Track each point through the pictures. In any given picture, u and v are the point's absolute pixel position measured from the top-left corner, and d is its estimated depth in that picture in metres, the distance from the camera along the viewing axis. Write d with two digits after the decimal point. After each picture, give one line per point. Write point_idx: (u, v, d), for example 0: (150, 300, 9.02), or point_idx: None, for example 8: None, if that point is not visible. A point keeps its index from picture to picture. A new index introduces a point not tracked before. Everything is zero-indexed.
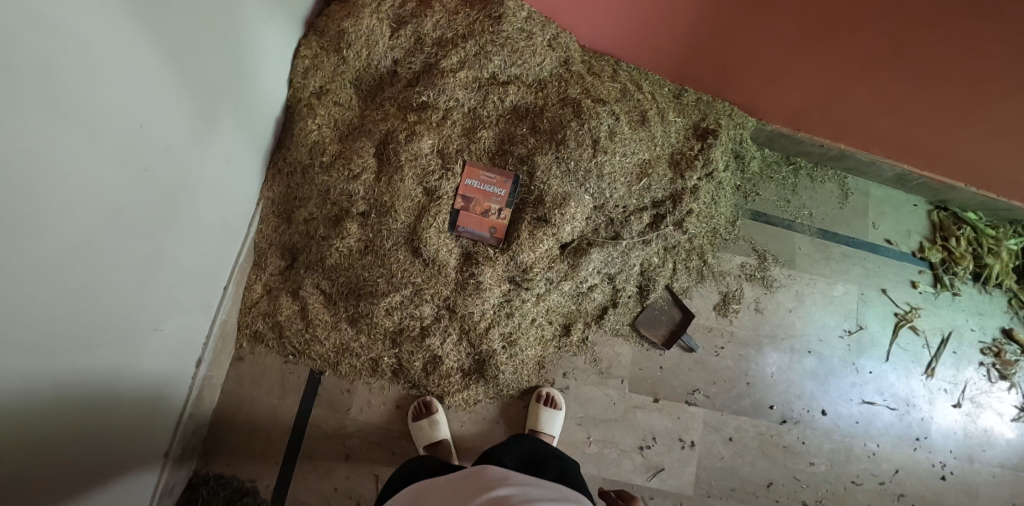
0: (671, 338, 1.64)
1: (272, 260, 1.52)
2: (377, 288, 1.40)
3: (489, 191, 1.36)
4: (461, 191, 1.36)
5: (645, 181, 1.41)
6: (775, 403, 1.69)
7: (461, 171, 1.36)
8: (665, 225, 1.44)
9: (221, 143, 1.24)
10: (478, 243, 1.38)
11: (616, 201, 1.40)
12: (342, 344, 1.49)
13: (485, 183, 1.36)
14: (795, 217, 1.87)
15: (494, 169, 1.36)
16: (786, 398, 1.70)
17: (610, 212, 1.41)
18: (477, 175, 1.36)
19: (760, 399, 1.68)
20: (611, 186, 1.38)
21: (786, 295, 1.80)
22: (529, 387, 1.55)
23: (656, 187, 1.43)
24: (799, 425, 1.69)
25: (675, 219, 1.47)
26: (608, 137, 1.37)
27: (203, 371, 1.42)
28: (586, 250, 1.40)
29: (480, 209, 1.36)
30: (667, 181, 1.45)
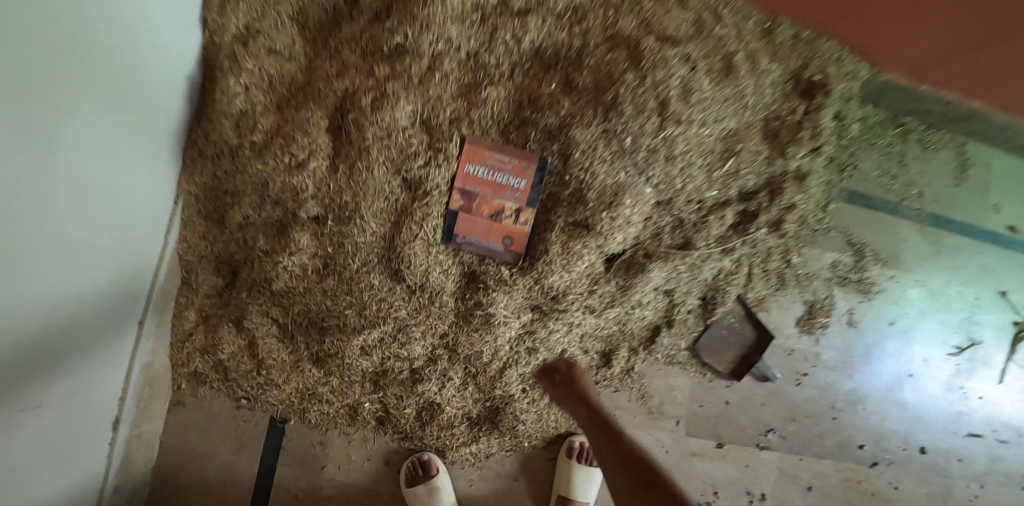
0: (743, 365, 1.24)
1: (205, 278, 1.11)
2: (346, 322, 1.00)
3: (502, 184, 0.91)
4: (459, 184, 0.91)
5: (732, 162, 0.96)
6: (866, 442, 1.37)
7: (458, 153, 0.90)
8: (757, 227, 1.00)
9: (92, 125, 0.79)
10: (487, 258, 0.96)
11: (689, 194, 0.95)
12: (307, 389, 1.11)
13: (496, 172, 0.90)
14: (902, 197, 1.42)
15: (508, 147, 0.90)
16: (878, 435, 1.38)
17: (680, 210, 0.95)
18: (484, 159, 0.90)
19: (848, 438, 1.36)
20: (683, 173, 0.92)
21: (885, 303, 1.40)
22: (558, 434, 1.18)
23: (747, 171, 0.97)
24: (892, 467, 1.39)
25: (770, 219, 1.03)
26: (681, 95, 0.90)
27: (124, 432, 1.08)
28: (643, 266, 0.97)
29: (489, 210, 0.92)
30: (762, 161, 0.99)
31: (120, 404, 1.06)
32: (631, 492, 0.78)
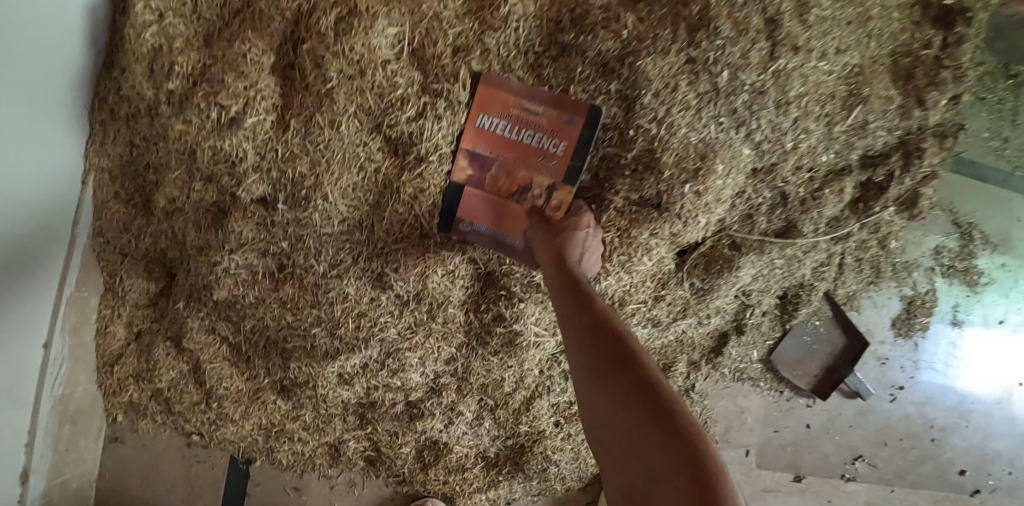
0: (829, 379, 0.98)
1: (131, 283, 0.84)
2: (315, 343, 0.74)
3: (529, 149, 0.64)
4: (469, 144, 0.64)
5: (860, 113, 0.66)
6: (968, 467, 1.11)
7: (469, 98, 0.62)
8: (885, 205, 0.74)
9: None
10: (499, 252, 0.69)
11: (796, 161, 0.66)
12: (270, 425, 0.85)
13: (522, 132, 0.63)
14: (1017, 167, 1.10)
15: (542, 91, 0.62)
16: (983, 456, 1.12)
17: (785, 183, 0.68)
18: (506, 111, 0.62)
19: (947, 461, 1.11)
20: (797, 129, 0.64)
21: (998, 296, 1.11)
22: (598, 473, 0.92)
23: (879, 125, 0.68)
24: (997, 495, 1.13)
25: (899, 195, 0.75)
26: (799, 9, 0.58)
27: (36, 482, 0.84)
28: (729, 261, 0.71)
29: (507, 187, 0.66)
30: (897, 111, 0.69)
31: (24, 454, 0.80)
32: (604, 400, 0.41)
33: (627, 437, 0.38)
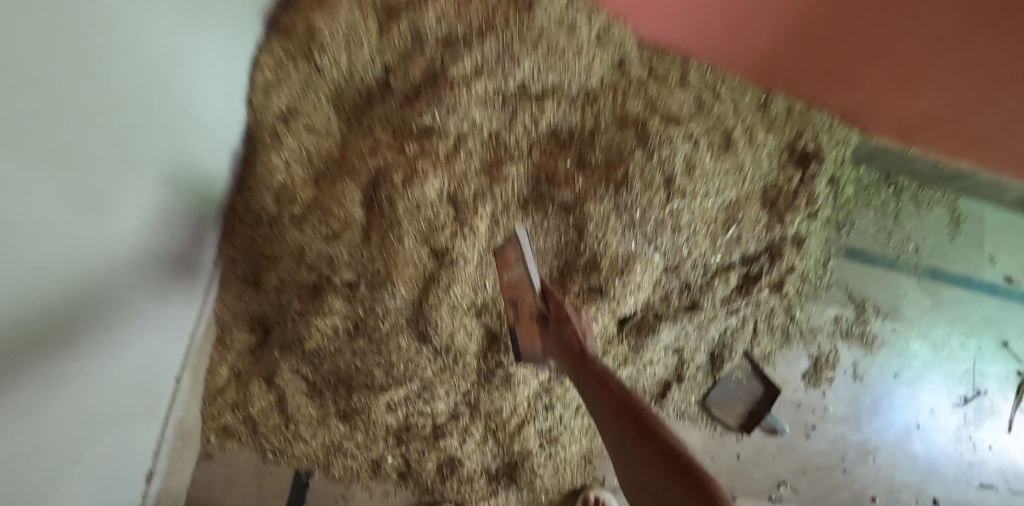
0: (751, 418, 1.28)
1: (238, 336, 1.17)
2: (372, 380, 1.06)
3: (521, 284, 0.88)
4: (507, 294, 0.92)
5: (733, 229, 1.03)
6: (879, 494, 1.35)
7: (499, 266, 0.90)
8: (760, 288, 1.07)
9: (171, 211, 0.89)
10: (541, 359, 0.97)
11: (696, 259, 1.02)
12: (331, 443, 1.16)
13: (515, 275, 0.88)
14: (900, 252, 1.48)
15: (500, 246, 0.89)
16: (893, 487, 1.37)
17: (686, 275, 1.03)
18: (508, 266, 0.89)
19: (861, 489, 1.35)
20: (689, 241, 1.01)
21: (891, 355, 1.42)
22: (572, 488, 1.20)
23: (748, 238, 1.05)
24: None
25: (772, 279, 1.10)
26: (685, 171, 0.99)
27: (156, 484, 1.08)
28: (653, 327, 1.04)
29: (525, 315, 0.92)
30: (761, 229, 1.06)
31: (152, 462, 1.07)
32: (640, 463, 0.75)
33: (657, 486, 0.72)
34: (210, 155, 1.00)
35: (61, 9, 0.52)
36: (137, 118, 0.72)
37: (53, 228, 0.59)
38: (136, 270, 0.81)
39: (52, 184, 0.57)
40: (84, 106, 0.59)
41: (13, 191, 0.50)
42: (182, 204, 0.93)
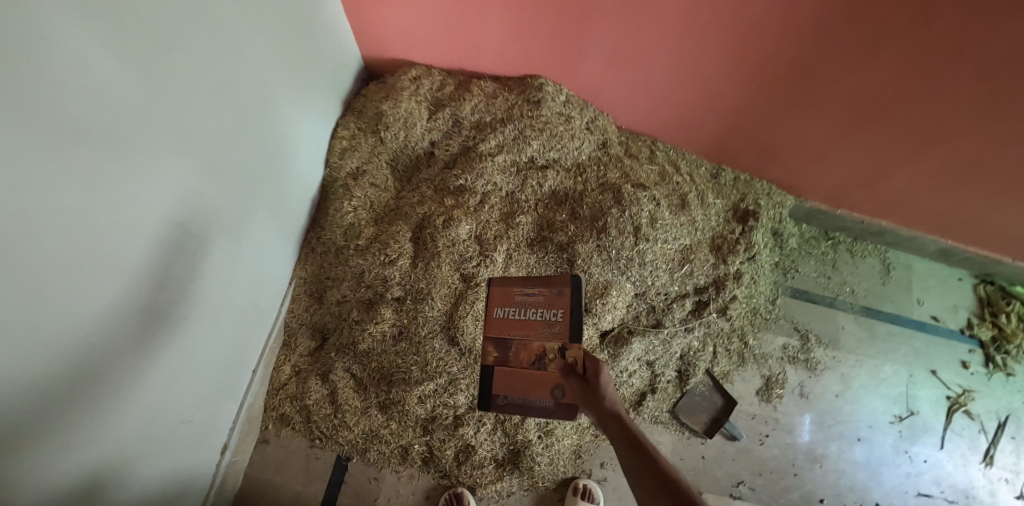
0: (713, 425, 1.52)
1: (302, 341, 1.48)
2: (410, 375, 1.37)
3: (535, 321, 1.05)
4: (497, 329, 1.08)
5: (687, 267, 1.40)
6: (826, 496, 1.52)
7: (494, 295, 1.10)
8: (709, 312, 1.43)
9: (258, 227, 1.27)
10: (532, 413, 1.04)
11: (658, 288, 1.39)
12: (371, 430, 1.44)
13: (527, 309, 1.06)
14: (837, 293, 1.72)
15: (532, 281, 1.08)
16: (836, 491, 1.52)
17: (651, 300, 1.40)
18: (512, 300, 1.08)
19: (810, 491, 1.51)
20: (653, 274, 1.37)
21: (832, 379, 1.62)
22: (564, 478, 1.47)
23: (699, 273, 1.41)
24: None
25: (719, 306, 1.45)
26: (649, 223, 1.35)
27: (228, 457, 1.36)
28: (627, 339, 1.36)
29: (525, 358, 1.05)
30: (710, 266, 1.43)
31: (228, 437, 1.37)
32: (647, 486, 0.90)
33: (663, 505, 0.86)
34: (290, 204, 1.38)
35: (190, 82, 0.94)
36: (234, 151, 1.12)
37: (175, 259, 1.01)
38: (229, 262, 1.19)
39: (174, 232, 0.99)
40: (198, 157, 1.01)
41: (149, 179, 0.90)
42: (267, 226, 1.31)
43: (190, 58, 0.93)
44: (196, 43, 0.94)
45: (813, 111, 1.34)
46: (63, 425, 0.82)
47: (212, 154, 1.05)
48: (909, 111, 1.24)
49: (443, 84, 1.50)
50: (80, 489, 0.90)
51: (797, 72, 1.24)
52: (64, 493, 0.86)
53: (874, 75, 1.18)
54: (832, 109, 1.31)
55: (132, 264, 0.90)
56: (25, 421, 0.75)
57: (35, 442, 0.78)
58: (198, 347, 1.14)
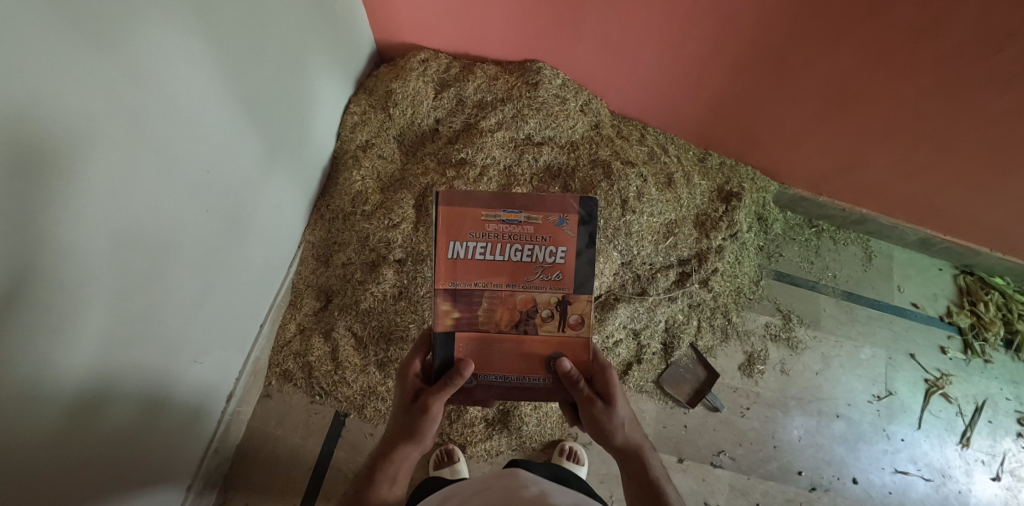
0: (696, 396, 1.62)
1: (307, 301, 1.57)
2: (407, 334, 1.47)
3: (516, 266, 0.84)
4: (465, 272, 0.83)
5: (671, 239, 1.56)
6: (804, 468, 1.60)
7: (455, 223, 0.81)
8: (691, 282, 1.59)
9: (274, 188, 1.37)
10: (515, 390, 0.91)
11: (643, 259, 1.54)
12: (369, 387, 1.52)
13: (505, 243, 0.82)
14: (820, 277, 1.81)
15: (511, 207, 0.81)
16: (815, 463, 1.61)
17: (637, 269, 1.55)
18: (482, 230, 0.82)
19: (788, 463, 1.60)
20: (639, 244, 1.52)
21: (812, 357, 1.72)
22: (551, 440, 1.53)
23: (682, 246, 1.58)
24: (829, 493, 1.58)
25: (701, 278, 1.61)
26: (637, 197, 1.50)
27: (232, 405, 1.43)
28: (613, 304, 1.51)
29: (507, 315, 0.86)
30: (693, 240, 1.60)
31: (234, 386, 1.44)
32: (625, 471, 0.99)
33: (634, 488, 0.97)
34: (302, 169, 1.49)
35: (222, 43, 1.07)
36: (256, 113, 1.23)
37: (199, 203, 1.10)
38: (250, 216, 1.30)
39: (204, 178, 1.10)
40: (225, 113, 1.12)
41: (184, 126, 1.02)
42: (282, 188, 1.41)
43: (224, 23, 1.06)
44: (230, 11, 1.07)
45: (788, 98, 1.43)
46: (91, 331, 0.91)
47: (235, 112, 1.15)
48: (873, 98, 1.33)
49: (448, 67, 1.61)
50: (104, 402, 0.98)
51: (771, 59, 1.34)
52: (89, 401, 0.95)
53: (842, 61, 1.27)
54: (806, 96, 1.40)
55: (169, 200, 1.01)
56: (60, 322, 0.85)
57: (76, 340, 0.88)
58: (214, 292, 1.23)
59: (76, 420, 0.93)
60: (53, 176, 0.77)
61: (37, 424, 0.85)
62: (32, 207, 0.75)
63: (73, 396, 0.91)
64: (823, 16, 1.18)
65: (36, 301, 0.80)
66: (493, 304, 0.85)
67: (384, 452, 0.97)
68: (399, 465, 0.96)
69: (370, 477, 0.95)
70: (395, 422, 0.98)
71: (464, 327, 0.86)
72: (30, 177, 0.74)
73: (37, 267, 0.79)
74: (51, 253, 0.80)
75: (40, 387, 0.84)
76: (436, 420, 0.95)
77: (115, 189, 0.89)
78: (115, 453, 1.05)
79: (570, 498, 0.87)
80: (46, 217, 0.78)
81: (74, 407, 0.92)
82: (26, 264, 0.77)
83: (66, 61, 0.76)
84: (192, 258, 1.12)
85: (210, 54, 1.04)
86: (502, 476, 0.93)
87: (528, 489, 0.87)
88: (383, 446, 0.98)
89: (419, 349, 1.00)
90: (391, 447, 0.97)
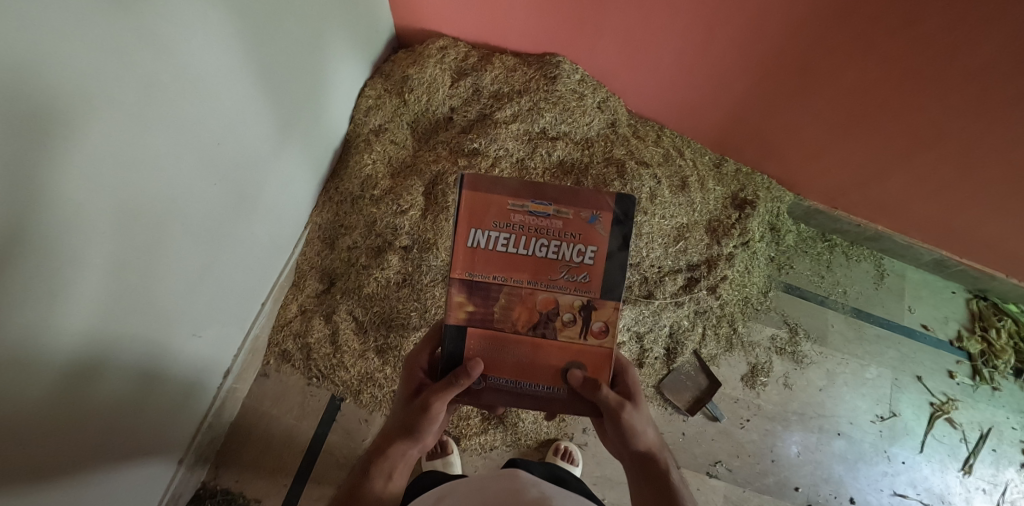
0: (696, 404, 1.60)
1: (310, 282, 1.55)
2: (408, 321, 1.46)
3: (540, 262, 0.81)
4: (484, 261, 0.81)
5: (681, 243, 1.54)
6: (801, 485, 1.57)
7: (479, 209, 0.79)
8: (698, 288, 1.57)
9: (284, 167, 1.37)
10: (528, 398, 0.88)
11: (652, 261, 1.53)
12: (366, 373, 1.51)
13: (530, 236, 0.80)
14: (829, 293, 1.78)
15: (540, 198, 0.79)
16: (812, 481, 1.58)
17: (645, 272, 1.53)
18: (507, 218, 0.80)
19: (785, 478, 1.58)
20: (648, 246, 1.51)
21: (817, 373, 1.69)
22: (547, 439, 1.52)
23: (692, 251, 1.56)
24: None
25: (709, 284, 1.59)
26: (649, 198, 1.49)
27: (228, 382, 1.42)
28: None
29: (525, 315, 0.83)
30: (703, 246, 1.58)
31: (231, 363, 1.43)
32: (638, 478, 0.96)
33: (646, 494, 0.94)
34: (314, 149, 1.47)
35: (240, 17, 1.06)
36: (271, 90, 1.22)
37: (207, 174, 1.09)
38: (257, 193, 1.29)
39: (213, 151, 1.09)
40: (239, 87, 1.11)
41: (198, 97, 1.01)
42: (291, 167, 1.40)
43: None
44: None
45: (810, 108, 1.40)
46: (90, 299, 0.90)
47: (248, 86, 1.14)
48: (897, 112, 1.29)
49: (467, 55, 1.60)
50: (99, 371, 0.97)
51: (795, 66, 1.31)
52: (84, 366, 0.93)
53: (868, 72, 1.24)
54: (828, 105, 1.37)
55: (178, 171, 1.01)
56: (57, 284, 0.83)
57: (75, 306, 0.88)
58: (217, 266, 1.22)
59: (72, 387, 0.92)
60: (63, 137, 0.77)
61: (33, 386, 0.84)
62: (38, 166, 0.74)
63: (67, 362, 0.89)
64: (854, 24, 1.15)
65: (35, 260, 0.78)
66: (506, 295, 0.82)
67: (381, 448, 0.95)
68: (394, 462, 0.94)
69: (364, 473, 0.94)
70: (395, 418, 0.97)
71: (477, 323, 0.84)
72: (32, 134, 0.72)
73: (37, 226, 0.77)
74: (52, 213, 0.79)
75: (36, 351, 0.83)
76: (436, 420, 0.92)
77: (124, 156, 0.88)
78: (109, 422, 1.04)
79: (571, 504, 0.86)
80: (54, 180, 0.77)
81: (68, 371, 0.90)
82: (31, 222, 0.76)
83: (78, 17, 0.74)
84: (197, 229, 1.11)
85: (228, 28, 1.04)
86: (501, 478, 0.91)
87: (528, 490, 0.85)
88: (380, 442, 0.97)
89: (427, 343, 1.00)
90: (389, 443, 0.95)
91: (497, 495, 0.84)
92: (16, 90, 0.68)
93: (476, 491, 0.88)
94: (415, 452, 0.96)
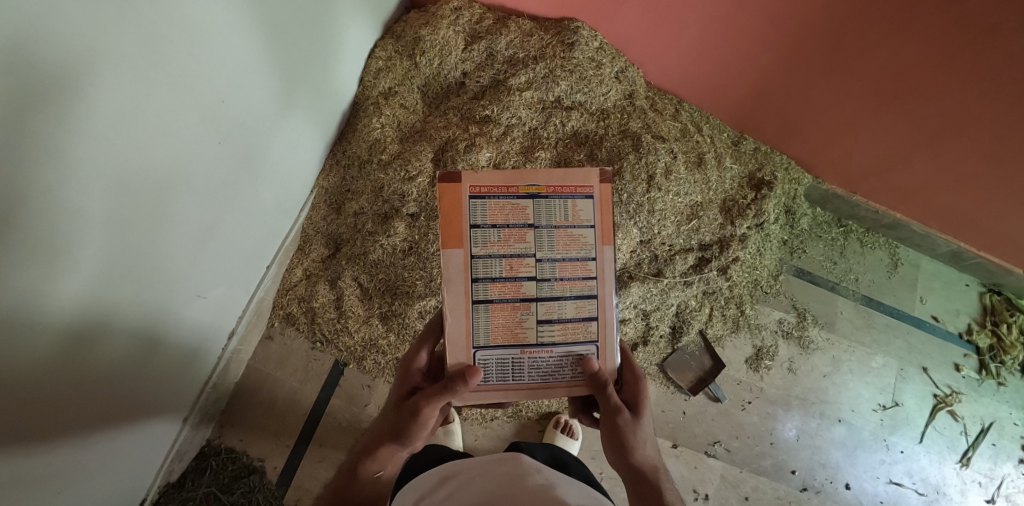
0: (699, 384, 1.60)
1: (316, 247, 1.54)
2: (414, 289, 1.45)
3: None
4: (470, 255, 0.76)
5: (694, 222, 1.51)
6: (798, 468, 1.58)
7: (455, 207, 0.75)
8: (709, 268, 1.55)
9: (290, 128, 1.33)
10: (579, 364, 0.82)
11: (663, 239, 1.50)
12: (370, 339, 1.51)
13: None
14: (840, 279, 1.75)
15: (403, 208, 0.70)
16: (809, 464, 1.59)
17: (655, 249, 1.51)
18: (483, 194, 0.76)
19: (783, 461, 1.58)
20: (660, 224, 1.48)
21: (821, 359, 1.68)
22: (548, 412, 1.53)
23: (705, 231, 1.53)
24: (820, 495, 1.57)
25: (720, 265, 1.56)
26: (664, 174, 1.46)
27: (233, 344, 1.42)
28: (627, 282, 1.50)
29: (508, 287, 0.79)
30: (716, 226, 1.54)
31: (235, 324, 1.43)
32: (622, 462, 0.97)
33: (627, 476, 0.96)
34: (322, 110, 1.43)
35: None
36: (278, 47, 1.17)
37: (209, 136, 1.05)
38: (263, 154, 1.26)
39: (218, 109, 1.05)
40: (242, 42, 1.06)
41: (201, 51, 0.96)
42: (297, 129, 1.36)
43: None
44: None
45: (838, 86, 1.34)
46: (92, 260, 0.89)
47: (253, 41, 1.09)
48: (928, 95, 1.23)
49: (482, 17, 1.54)
50: (101, 332, 0.97)
51: (825, 41, 1.24)
52: (86, 328, 0.93)
53: (902, 53, 1.17)
54: (857, 85, 1.31)
55: (182, 131, 0.98)
56: (59, 242, 0.82)
57: (74, 265, 0.86)
58: (221, 227, 1.20)
59: (70, 349, 0.91)
60: (62, 90, 0.74)
61: (36, 345, 0.84)
62: (38, 121, 0.72)
63: (70, 320, 0.89)
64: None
65: (37, 218, 0.77)
66: (485, 265, 0.78)
67: (369, 448, 0.98)
68: (382, 462, 0.98)
69: (353, 470, 0.99)
70: (385, 421, 0.97)
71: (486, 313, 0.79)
72: (26, 91, 0.69)
73: (38, 185, 0.75)
74: (52, 171, 0.77)
75: (37, 309, 0.82)
76: (426, 425, 0.92)
77: (126, 113, 0.85)
78: (114, 382, 1.05)
79: (575, 491, 0.86)
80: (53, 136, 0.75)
81: (71, 329, 0.90)
82: (33, 179, 0.74)
83: None
84: (201, 189, 1.09)
85: None
86: (503, 461, 0.92)
87: (532, 476, 0.86)
88: (369, 441, 0.99)
89: (426, 341, 0.96)
90: (377, 446, 0.97)
91: (503, 479, 0.85)
92: (11, 43, 0.65)
93: (480, 474, 0.89)
94: (402, 453, 0.99)
